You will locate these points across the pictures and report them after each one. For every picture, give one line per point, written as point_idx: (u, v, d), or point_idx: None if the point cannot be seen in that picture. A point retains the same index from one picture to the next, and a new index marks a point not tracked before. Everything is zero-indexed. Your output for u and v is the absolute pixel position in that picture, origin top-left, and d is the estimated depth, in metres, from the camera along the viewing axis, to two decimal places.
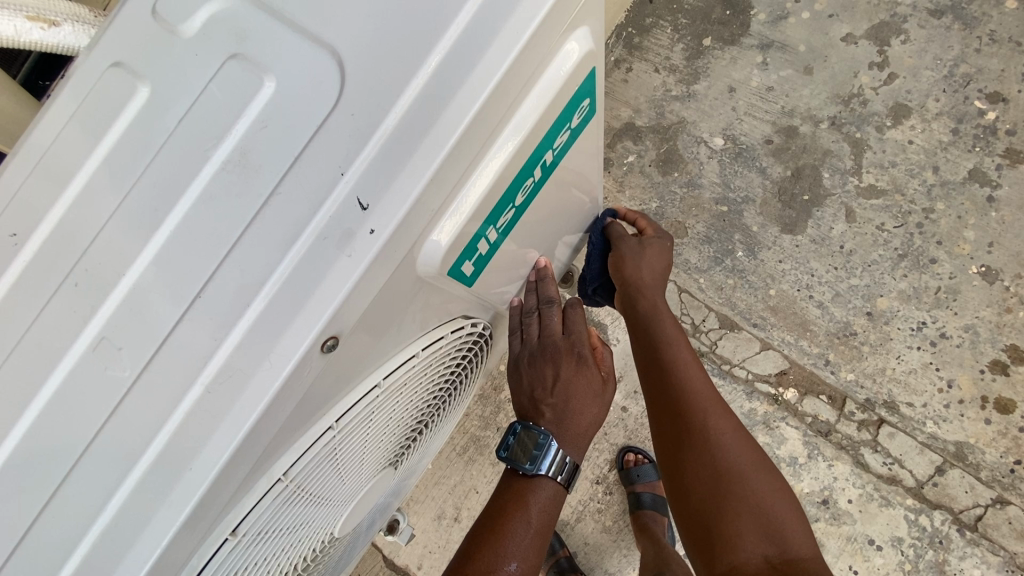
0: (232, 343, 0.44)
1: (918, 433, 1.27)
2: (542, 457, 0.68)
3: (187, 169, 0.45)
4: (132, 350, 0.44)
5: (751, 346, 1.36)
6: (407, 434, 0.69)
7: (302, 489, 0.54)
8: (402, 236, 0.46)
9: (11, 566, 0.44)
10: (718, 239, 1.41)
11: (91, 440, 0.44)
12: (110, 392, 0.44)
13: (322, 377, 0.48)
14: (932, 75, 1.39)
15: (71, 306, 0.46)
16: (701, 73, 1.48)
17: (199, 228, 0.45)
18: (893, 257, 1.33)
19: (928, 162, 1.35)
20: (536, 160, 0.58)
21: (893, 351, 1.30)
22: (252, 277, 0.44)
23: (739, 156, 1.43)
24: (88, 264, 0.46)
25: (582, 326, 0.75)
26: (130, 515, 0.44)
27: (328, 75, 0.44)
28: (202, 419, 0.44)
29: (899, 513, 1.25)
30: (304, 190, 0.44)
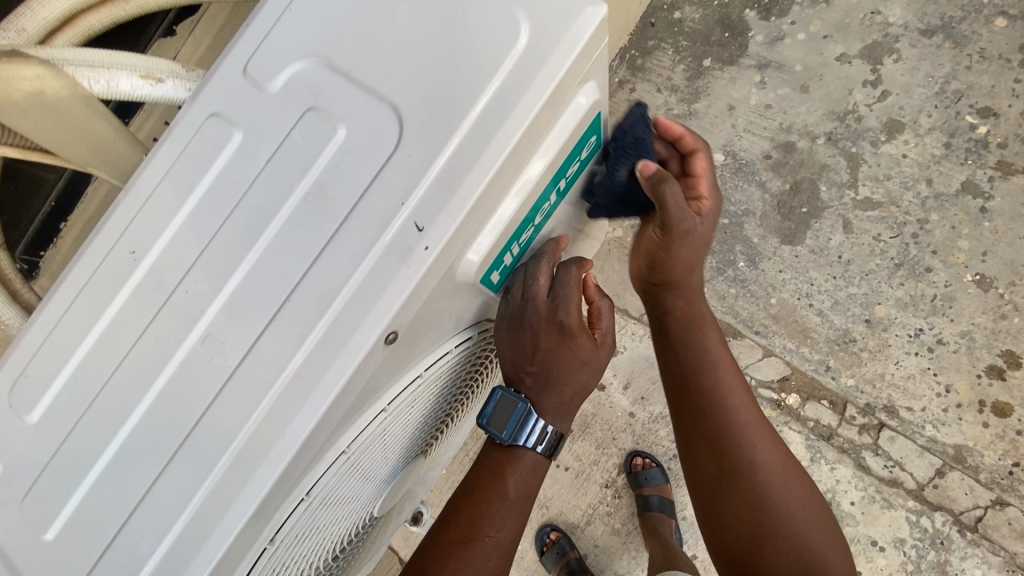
0: (311, 343, 0.50)
1: (918, 437, 1.31)
2: (519, 431, 0.72)
3: (273, 197, 0.53)
4: (233, 344, 0.52)
5: (754, 352, 1.41)
6: (440, 423, 0.76)
7: (356, 464, 0.60)
8: (450, 251, 0.52)
9: (137, 518, 0.51)
10: (720, 250, 1.47)
11: (199, 418, 0.51)
12: (215, 378, 0.51)
13: (382, 367, 0.54)
14: (924, 92, 1.45)
15: (180, 312, 0.53)
16: (702, 92, 1.55)
17: (285, 246, 0.52)
18: (890, 266, 1.38)
19: (922, 174, 1.41)
20: (553, 185, 0.64)
21: (891, 356, 1.35)
22: (328, 286, 0.51)
23: (739, 171, 1.49)
24: (196, 273, 0.54)
25: (569, 283, 0.72)
26: (230, 482, 0.50)
27: (391, 121, 0.52)
28: (290, 402, 0.50)
29: (900, 514, 1.29)
30: (372, 214, 0.51)
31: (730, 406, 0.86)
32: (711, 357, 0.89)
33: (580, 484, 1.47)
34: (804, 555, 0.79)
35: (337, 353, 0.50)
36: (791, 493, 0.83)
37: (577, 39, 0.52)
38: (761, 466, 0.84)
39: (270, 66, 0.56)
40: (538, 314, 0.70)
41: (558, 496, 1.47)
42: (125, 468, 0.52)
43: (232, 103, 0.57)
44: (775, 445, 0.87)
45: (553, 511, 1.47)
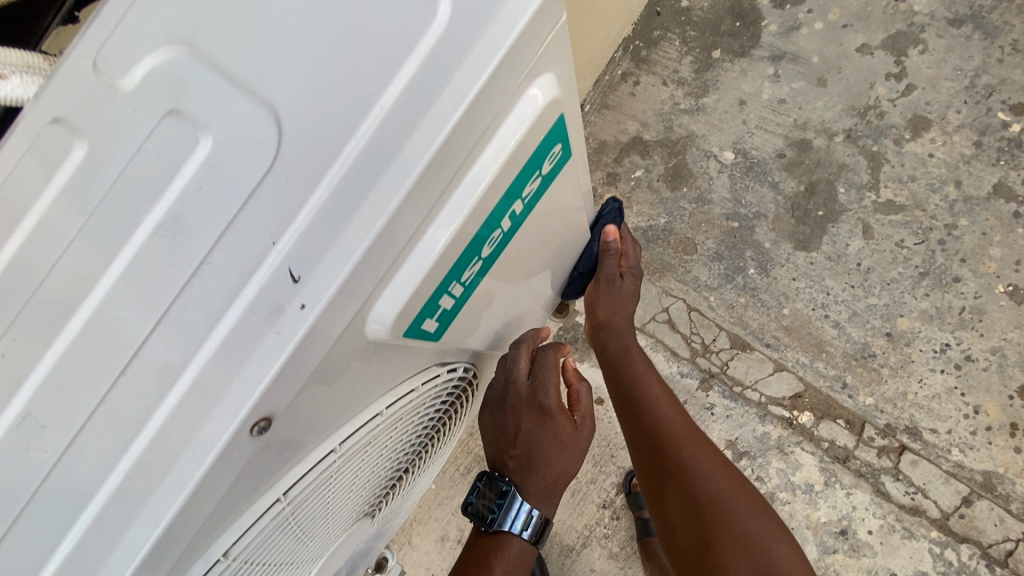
0: (155, 427, 0.43)
1: (943, 462, 1.20)
2: (504, 515, 0.76)
3: (118, 233, 0.43)
4: (55, 430, 0.43)
5: (765, 367, 1.31)
6: (388, 481, 0.68)
7: (251, 561, 0.54)
8: (339, 307, 0.44)
9: None
10: (729, 256, 1.36)
11: (19, 514, 0.44)
12: (35, 472, 0.44)
13: (257, 459, 0.47)
14: (952, 86, 1.33)
15: (3, 377, 0.44)
16: (711, 85, 1.45)
17: (133, 297, 0.43)
18: (914, 275, 1.27)
19: (950, 176, 1.29)
20: (501, 213, 0.54)
21: (914, 374, 1.24)
22: (187, 351, 0.43)
23: (750, 171, 1.39)
24: (19, 330, 0.44)
25: (550, 368, 0.78)
26: None
27: (268, 137, 0.43)
28: (127, 502, 0.44)
29: (922, 545, 1.19)
30: (234, 267, 0.43)
31: (657, 418, 0.92)
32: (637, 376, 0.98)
33: (576, 504, 1.39)
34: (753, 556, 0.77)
35: (197, 433, 0.44)
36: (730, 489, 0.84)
37: (501, 40, 0.45)
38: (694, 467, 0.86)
39: (123, 52, 0.43)
40: (520, 396, 0.77)
41: None
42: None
43: (73, 102, 0.44)
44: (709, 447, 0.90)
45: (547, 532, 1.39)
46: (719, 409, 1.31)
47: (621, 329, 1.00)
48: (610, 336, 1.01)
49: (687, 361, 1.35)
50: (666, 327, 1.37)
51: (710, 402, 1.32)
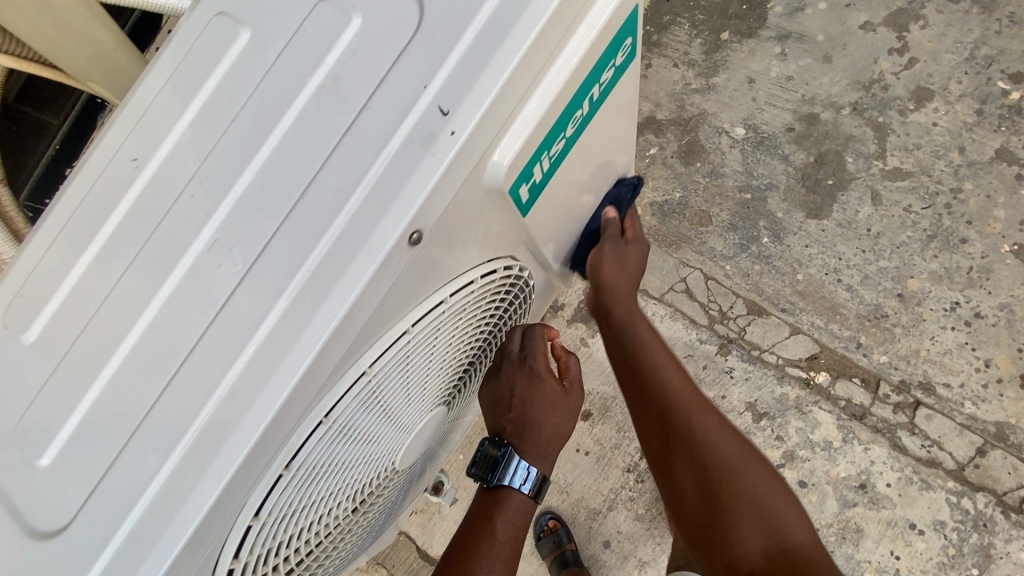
0: (328, 239, 0.49)
1: (957, 415, 1.25)
2: (504, 472, 0.75)
3: (286, 97, 0.52)
4: (242, 249, 0.51)
5: (781, 330, 1.36)
6: (459, 372, 0.74)
7: (379, 395, 0.58)
8: (477, 139, 0.50)
9: (139, 435, 0.49)
10: (743, 226, 1.42)
11: (208, 324, 0.50)
12: (226, 284, 0.50)
13: (406, 275, 0.52)
14: (953, 58, 1.39)
15: (188, 216, 0.53)
16: (720, 66, 1.51)
17: (300, 139, 0.51)
18: (922, 238, 1.32)
19: (954, 143, 1.35)
20: (584, 93, 0.62)
21: (926, 331, 1.29)
22: (349, 175, 0.49)
23: (761, 145, 1.45)
24: (202, 178, 0.54)
25: (537, 340, 0.79)
26: (242, 389, 0.48)
27: (411, 7, 0.51)
28: (304, 303, 0.48)
29: (939, 496, 1.23)
30: (392, 105, 0.49)
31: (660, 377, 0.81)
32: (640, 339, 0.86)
33: (601, 469, 1.43)
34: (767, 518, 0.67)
35: (361, 243, 0.49)
36: (737, 449, 0.73)
37: None
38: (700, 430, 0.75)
39: None
40: (511, 363, 0.78)
41: (579, 481, 1.44)
42: (127, 374, 0.51)
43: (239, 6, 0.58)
44: (716, 413, 0.77)
45: (574, 497, 1.44)
46: (738, 372, 1.36)
47: (625, 295, 0.92)
48: (613, 299, 0.91)
49: (705, 328, 1.40)
50: (684, 296, 1.42)
51: (729, 365, 1.37)
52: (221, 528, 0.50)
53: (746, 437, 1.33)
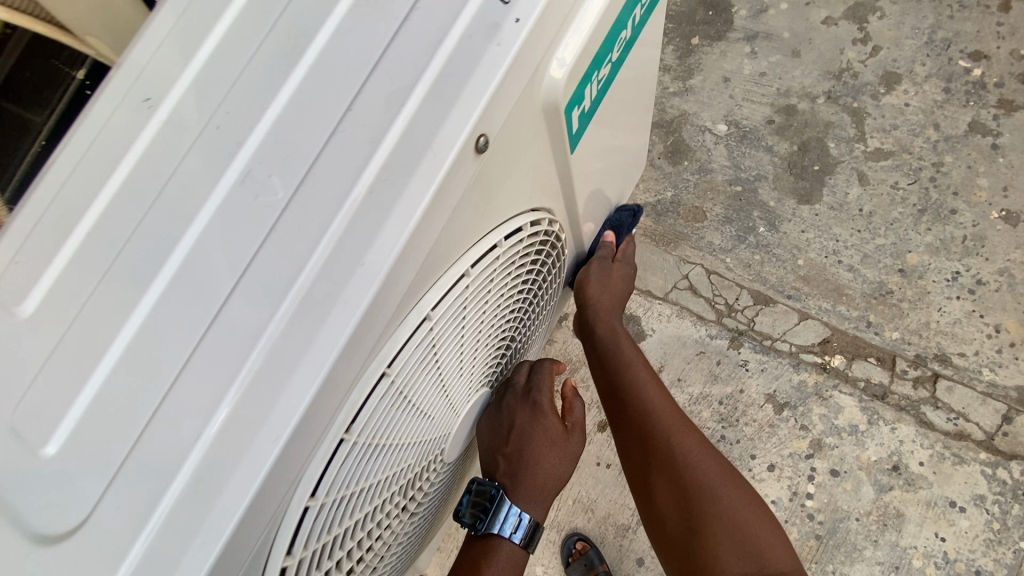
0: (383, 151, 0.47)
1: (977, 383, 1.24)
2: (493, 519, 0.68)
3: (317, 18, 0.52)
4: (284, 173, 0.48)
5: (790, 317, 1.35)
6: (502, 344, 0.72)
7: (439, 344, 0.55)
8: (539, 35, 0.50)
9: (184, 379, 0.45)
10: (738, 218, 1.42)
11: (256, 250, 0.47)
12: (269, 209, 0.48)
13: (470, 191, 0.51)
14: (913, 43, 1.46)
15: (216, 147, 0.51)
16: (694, 68, 1.55)
17: (344, 59, 0.50)
18: (914, 213, 1.34)
19: (928, 120, 1.39)
20: (620, 27, 0.66)
21: (933, 303, 1.29)
22: (401, 85, 0.48)
23: (744, 139, 1.47)
24: (229, 108, 0.52)
25: (546, 376, 0.75)
26: (306, 313, 0.45)
27: None
28: (365, 216, 0.46)
29: (974, 469, 1.20)
30: (442, 10, 0.49)
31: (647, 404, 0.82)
32: (625, 359, 0.88)
33: (625, 482, 1.36)
34: (744, 543, 0.71)
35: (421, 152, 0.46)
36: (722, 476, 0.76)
37: None
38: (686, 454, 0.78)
39: None
40: (514, 393, 0.73)
41: (603, 497, 1.37)
42: (161, 318, 0.48)
43: None
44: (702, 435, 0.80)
45: (600, 515, 1.36)
46: (753, 364, 1.33)
47: (610, 314, 0.92)
48: (600, 314, 0.91)
49: (714, 323, 1.37)
50: (688, 293, 1.40)
51: (743, 358, 1.34)
52: (282, 494, 0.45)
53: (771, 431, 1.29)
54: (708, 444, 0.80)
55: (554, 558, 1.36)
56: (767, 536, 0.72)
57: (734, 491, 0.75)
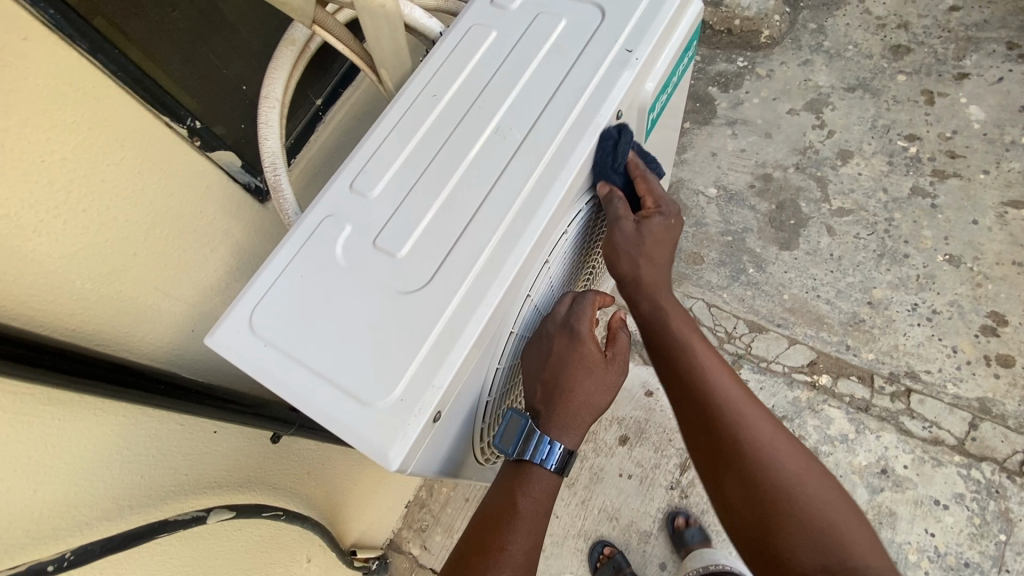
0: (569, 125, 0.64)
1: (944, 395, 1.45)
2: (525, 446, 0.74)
3: (530, 52, 0.70)
4: (517, 133, 0.64)
5: (780, 342, 1.58)
6: (587, 270, 0.95)
7: (573, 246, 0.75)
8: (643, 70, 0.70)
9: (448, 265, 0.58)
10: (730, 262, 1.71)
11: (495, 182, 0.62)
12: (506, 153, 0.63)
13: (603, 156, 0.69)
14: (861, 128, 1.83)
15: (476, 123, 0.66)
16: (687, 146, 1.91)
17: (539, 82, 0.67)
18: (874, 257, 1.63)
19: (878, 185, 1.73)
20: (684, 57, 0.83)
21: (899, 329, 1.54)
22: (581, 84, 0.66)
23: (731, 199, 1.79)
24: (483, 102, 0.67)
25: (589, 309, 0.76)
26: (524, 213, 0.60)
27: (596, 3, 0.71)
28: (557, 160, 0.63)
29: (952, 470, 1.38)
30: (599, 49, 0.68)
31: (744, 426, 0.76)
32: (683, 342, 0.81)
33: (645, 490, 1.51)
34: (822, 534, 0.69)
35: (579, 146, 0.63)
36: (797, 465, 0.74)
37: None
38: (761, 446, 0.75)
39: None
40: (554, 322, 0.78)
41: (626, 506, 1.50)
42: (431, 228, 0.61)
43: (488, 15, 0.74)
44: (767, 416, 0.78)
45: (624, 523, 1.49)
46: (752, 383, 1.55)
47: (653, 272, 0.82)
48: (650, 300, 0.83)
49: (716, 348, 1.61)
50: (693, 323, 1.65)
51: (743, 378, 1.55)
52: (478, 360, 0.58)
53: None
54: (781, 432, 0.77)
55: (583, 564, 1.47)
56: (849, 522, 0.70)
57: (814, 480, 0.73)
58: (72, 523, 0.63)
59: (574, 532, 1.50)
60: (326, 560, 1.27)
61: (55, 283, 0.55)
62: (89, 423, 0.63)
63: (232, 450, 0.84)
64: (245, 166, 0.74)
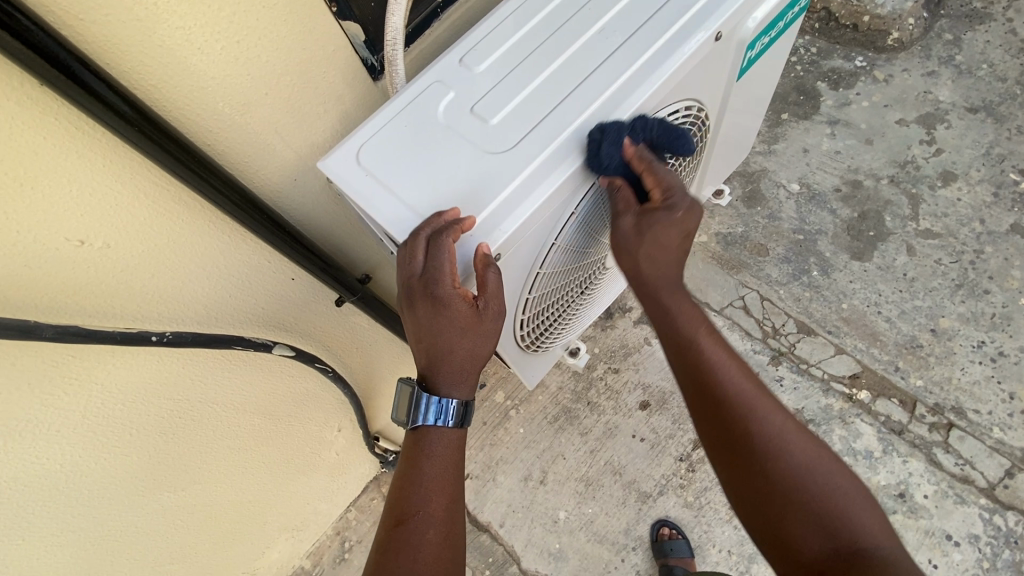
0: (666, 37, 0.69)
1: (987, 438, 1.40)
2: (416, 414, 0.71)
3: None
4: (618, 37, 0.70)
5: (827, 349, 1.55)
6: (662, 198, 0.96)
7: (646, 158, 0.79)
8: (744, 6, 0.73)
9: (532, 134, 0.65)
10: (795, 260, 1.67)
11: (588, 74, 0.68)
12: (603, 52, 0.69)
13: (691, 76, 0.73)
14: (973, 153, 1.71)
15: (583, 23, 0.71)
16: (779, 137, 1.86)
17: None
18: (951, 285, 1.56)
19: (975, 215, 1.63)
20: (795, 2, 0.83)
21: (957, 363, 1.48)
22: (686, 3, 0.71)
23: (812, 199, 1.74)
24: (593, 6, 0.72)
25: (450, 258, 0.59)
26: (607, 105, 0.67)
27: None
28: (648, 66, 0.68)
29: (973, 511, 1.34)
30: None
31: (757, 418, 0.72)
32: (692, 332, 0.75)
33: (654, 456, 1.55)
34: (833, 520, 0.67)
35: (670, 58, 0.68)
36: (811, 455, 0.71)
37: None
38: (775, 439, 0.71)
39: None
40: (411, 279, 0.62)
41: (632, 465, 1.55)
42: (525, 103, 0.67)
43: None
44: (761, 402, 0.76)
45: (626, 479, 1.54)
46: (787, 381, 1.54)
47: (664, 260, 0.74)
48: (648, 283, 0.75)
49: (759, 340, 1.60)
50: (741, 311, 1.64)
51: (778, 374, 1.55)
52: (534, 224, 0.67)
53: None
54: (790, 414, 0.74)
55: (578, 507, 1.53)
56: (865, 513, 0.68)
57: (825, 464, 0.71)
58: (161, 311, 0.75)
59: (577, 476, 1.57)
60: (350, 437, 1.39)
61: (203, 99, 0.63)
62: (198, 237, 0.73)
63: (303, 303, 0.94)
64: (368, 42, 0.76)
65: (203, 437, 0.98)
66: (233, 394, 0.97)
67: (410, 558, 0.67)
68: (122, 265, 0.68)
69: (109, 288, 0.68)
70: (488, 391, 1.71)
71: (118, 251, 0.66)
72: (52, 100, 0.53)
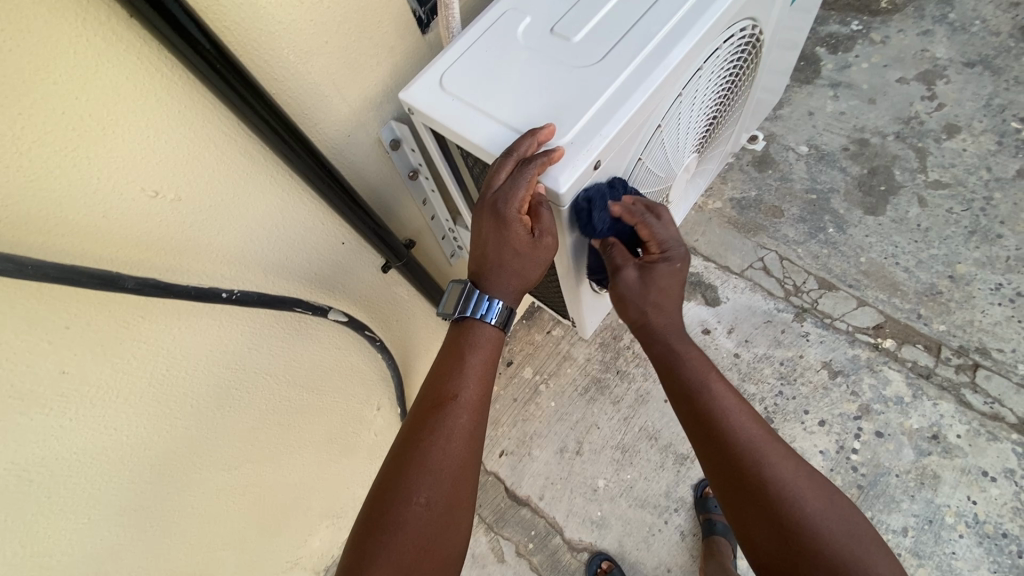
0: None
1: (1013, 375, 1.43)
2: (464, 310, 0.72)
3: None
4: None
5: (849, 302, 1.58)
6: (716, 129, 0.98)
7: (711, 79, 0.82)
8: None
9: (612, 54, 0.70)
10: (811, 219, 1.70)
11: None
12: None
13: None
14: (974, 105, 1.76)
15: None
16: (784, 102, 1.89)
17: None
18: (964, 232, 1.60)
19: (981, 163, 1.67)
20: None
21: (977, 306, 1.51)
22: None
23: (822, 159, 1.77)
24: None
25: (524, 187, 0.63)
26: (682, 23, 0.71)
27: None
28: None
29: (1006, 446, 1.37)
30: None
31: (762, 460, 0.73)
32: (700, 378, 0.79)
33: None
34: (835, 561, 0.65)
35: None
36: (822, 503, 0.69)
37: None
38: (780, 481, 0.71)
39: None
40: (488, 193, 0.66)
41: (667, 429, 1.56)
42: (601, 30, 0.72)
43: None
44: (797, 461, 0.74)
45: (662, 443, 1.55)
46: (813, 335, 1.56)
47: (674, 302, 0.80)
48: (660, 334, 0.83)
49: (781, 299, 1.62)
50: (762, 272, 1.66)
51: (804, 330, 1.57)
52: (626, 137, 0.69)
53: (824, 392, 1.49)
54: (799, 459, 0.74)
55: (617, 474, 1.54)
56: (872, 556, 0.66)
57: (835, 509, 0.69)
58: (225, 272, 0.74)
59: (613, 444, 1.57)
60: (389, 418, 1.38)
61: (271, 43, 0.63)
62: (256, 192, 0.72)
63: (353, 268, 0.94)
64: None
65: (257, 411, 0.97)
66: (281, 364, 0.96)
67: (444, 443, 0.67)
68: (189, 220, 0.67)
69: (176, 245, 0.67)
70: (517, 367, 1.73)
71: (187, 206, 0.65)
72: (134, 35, 0.53)
